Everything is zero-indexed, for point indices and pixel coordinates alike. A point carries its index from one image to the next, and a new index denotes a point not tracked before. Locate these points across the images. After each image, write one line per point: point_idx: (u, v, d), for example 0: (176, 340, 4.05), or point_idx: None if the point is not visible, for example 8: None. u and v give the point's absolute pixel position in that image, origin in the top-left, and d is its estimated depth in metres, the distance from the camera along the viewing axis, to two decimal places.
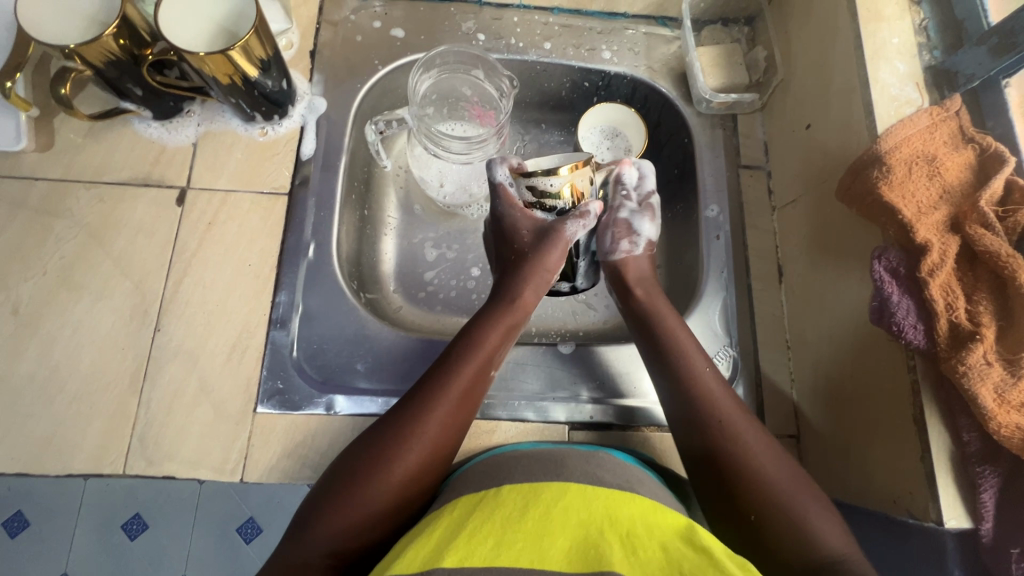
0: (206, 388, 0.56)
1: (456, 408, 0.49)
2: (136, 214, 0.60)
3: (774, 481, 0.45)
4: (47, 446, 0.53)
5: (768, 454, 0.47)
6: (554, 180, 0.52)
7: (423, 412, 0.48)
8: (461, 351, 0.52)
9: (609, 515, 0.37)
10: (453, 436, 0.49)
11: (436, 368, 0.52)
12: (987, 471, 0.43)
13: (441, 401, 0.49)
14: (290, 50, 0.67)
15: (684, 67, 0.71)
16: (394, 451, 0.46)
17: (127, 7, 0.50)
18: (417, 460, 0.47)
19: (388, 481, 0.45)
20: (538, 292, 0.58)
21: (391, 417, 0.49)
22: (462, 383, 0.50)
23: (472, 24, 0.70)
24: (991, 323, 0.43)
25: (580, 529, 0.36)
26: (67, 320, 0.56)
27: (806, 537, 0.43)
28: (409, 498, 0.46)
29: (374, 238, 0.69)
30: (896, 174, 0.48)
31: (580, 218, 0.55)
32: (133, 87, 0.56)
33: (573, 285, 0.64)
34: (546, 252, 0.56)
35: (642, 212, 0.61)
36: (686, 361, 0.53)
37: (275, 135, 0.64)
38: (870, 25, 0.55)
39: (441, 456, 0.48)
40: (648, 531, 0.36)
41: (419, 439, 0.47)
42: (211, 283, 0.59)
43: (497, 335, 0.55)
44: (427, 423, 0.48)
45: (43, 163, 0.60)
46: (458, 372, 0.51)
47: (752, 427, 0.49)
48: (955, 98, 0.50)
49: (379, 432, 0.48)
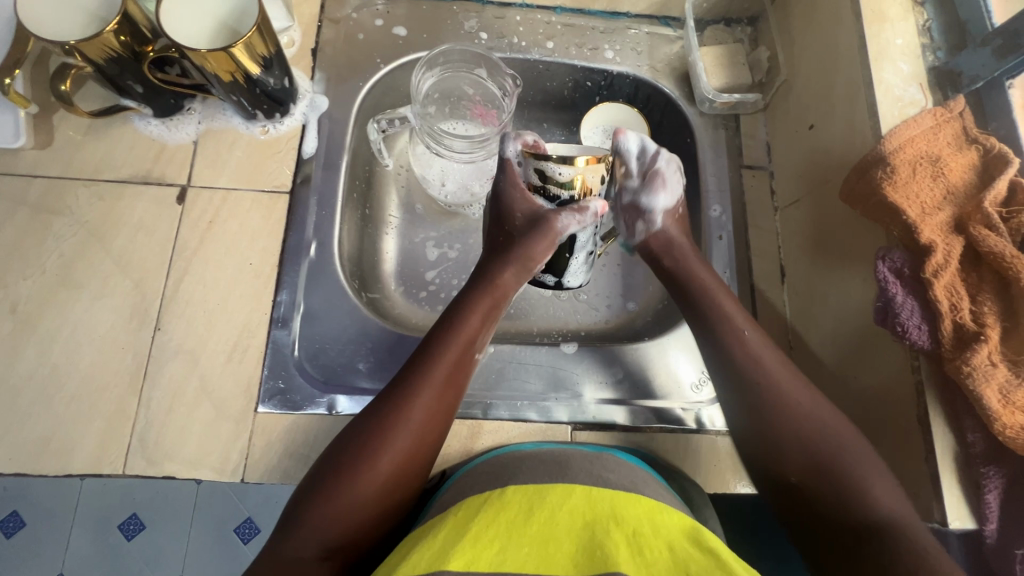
0: (207, 388, 0.55)
1: (440, 393, 0.49)
2: (136, 212, 0.59)
3: (826, 443, 0.46)
4: (45, 446, 0.52)
5: (824, 418, 0.48)
6: (563, 168, 0.50)
7: (407, 398, 0.48)
8: (442, 337, 0.52)
9: (613, 517, 0.37)
10: (439, 422, 0.49)
11: (418, 354, 0.51)
12: (991, 471, 0.43)
13: (424, 387, 0.49)
14: (291, 47, 0.67)
15: (687, 67, 0.71)
16: (380, 439, 0.46)
17: (128, 4, 0.50)
18: (403, 447, 0.46)
19: (375, 471, 0.45)
20: (522, 277, 0.57)
21: (377, 406, 0.48)
22: (445, 369, 0.50)
23: (475, 22, 0.70)
24: (995, 323, 0.43)
25: (585, 532, 0.36)
26: (66, 319, 0.56)
27: (860, 499, 0.43)
28: (397, 486, 0.46)
29: (375, 237, 0.69)
30: (899, 175, 0.48)
31: (575, 211, 0.52)
32: (133, 84, 0.56)
33: (559, 281, 0.59)
34: (535, 243, 0.54)
35: (646, 188, 0.58)
36: (734, 337, 0.52)
37: (276, 133, 0.63)
38: (874, 26, 0.55)
39: (427, 443, 0.48)
40: (654, 531, 0.36)
41: (405, 426, 0.47)
42: (211, 282, 0.58)
43: (477, 318, 0.54)
44: (412, 410, 0.47)
45: (42, 160, 0.59)
46: (439, 359, 0.51)
47: (807, 392, 0.49)
48: (958, 99, 0.50)
49: (365, 421, 0.47)
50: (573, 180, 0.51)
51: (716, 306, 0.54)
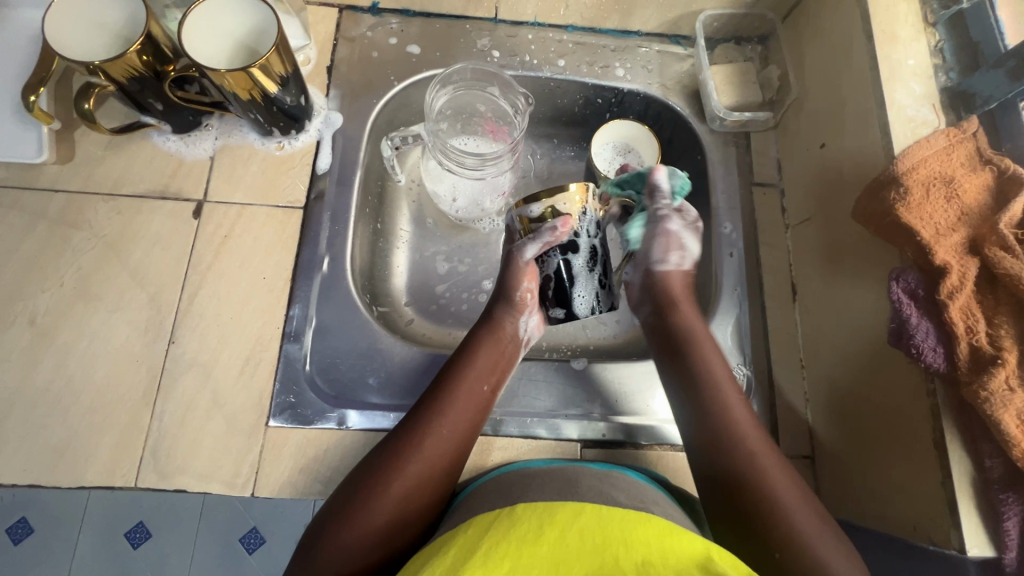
0: (219, 401, 0.56)
1: (451, 425, 0.50)
2: (153, 226, 0.60)
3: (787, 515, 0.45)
4: (59, 457, 0.53)
5: (788, 479, 0.47)
6: (535, 207, 0.50)
7: (418, 431, 0.49)
8: (451, 373, 0.53)
9: (625, 543, 0.37)
10: (450, 456, 0.49)
11: (430, 389, 0.53)
12: (1010, 498, 0.42)
13: (436, 419, 0.50)
14: (307, 65, 0.68)
15: (697, 85, 0.71)
16: (390, 470, 0.47)
17: (151, 25, 0.51)
18: (413, 478, 0.47)
19: (389, 497, 0.46)
20: (517, 313, 0.57)
21: (391, 437, 0.50)
22: (455, 401, 0.51)
23: (487, 41, 0.71)
24: (1013, 347, 0.42)
25: (595, 556, 0.36)
26: (83, 331, 0.57)
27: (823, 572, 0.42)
28: (408, 517, 0.46)
29: (387, 251, 0.69)
30: (913, 196, 0.48)
31: (532, 238, 0.52)
32: (153, 102, 0.57)
33: (570, 313, 0.53)
34: (515, 278, 0.55)
35: (690, 230, 0.59)
36: (712, 384, 0.53)
37: (291, 150, 0.64)
38: (885, 47, 0.55)
39: (438, 476, 0.48)
40: (666, 558, 0.36)
41: (416, 457, 0.48)
42: (226, 296, 0.59)
43: (485, 354, 0.55)
44: (422, 442, 0.49)
45: (63, 176, 0.60)
46: (449, 394, 0.52)
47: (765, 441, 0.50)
48: (971, 120, 0.50)
49: (379, 452, 0.49)
50: (546, 213, 0.50)
51: (705, 381, 0.53)
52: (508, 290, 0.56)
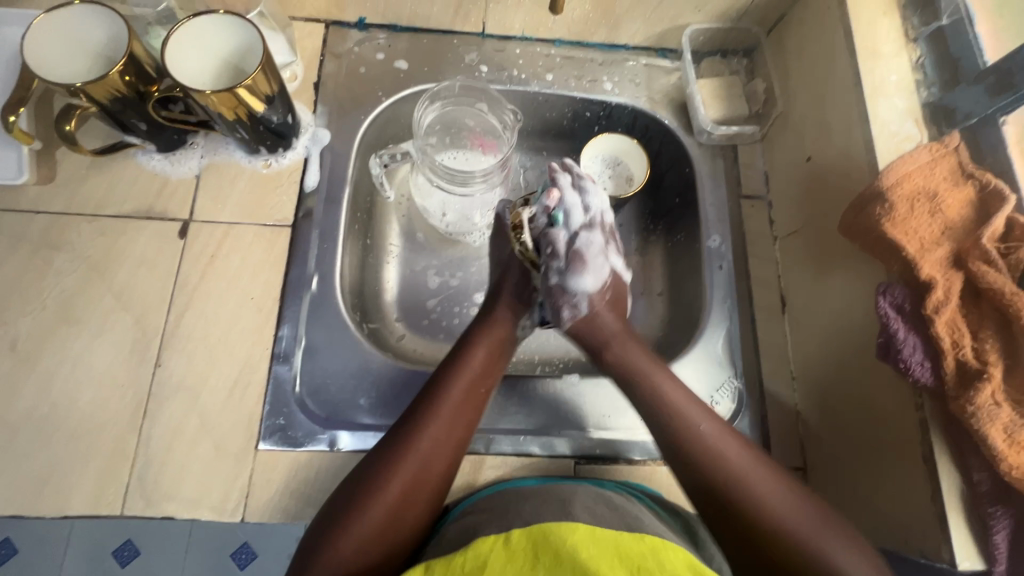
0: (207, 426, 0.55)
1: (447, 425, 0.50)
2: (138, 247, 0.59)
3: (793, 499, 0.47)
4: (42, 487, 0.52)
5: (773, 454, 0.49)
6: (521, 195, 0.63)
7: (417, 428, 0.49)
8: (450, 372, 0.53)
9: (618, 552, 0.38)
10: (449, 455, 0.49)
11: (428, 387, 0.52)
12: (999, 512, 0.43)
13: (432, 421, 0.49)
14: (294, 81, 0.67)
15: (684, 98, 0.72)
16: (387, 473, 0.47)
17: (133, 44, 0.51)
18: (410, 477, 0.47)
19: (385, 499, 0.46)
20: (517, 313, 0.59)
21: (388, 438, 0.49)
22: (454, 400, 0.51)
23: (475, 55, 0.71)
24: (998, 361, 0.43)
25: (590, 564, 0.36)
26: (66, 355, 0.55)
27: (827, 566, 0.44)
28: (402, 522, 0.46)
29: (377, 267, 0.69)
30: (898, 212, 0.48)
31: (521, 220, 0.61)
32: (137, 122, 0.56)
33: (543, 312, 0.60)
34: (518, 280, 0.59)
35: (571, 270, 0.55)
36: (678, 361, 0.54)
37: (278, 168, 0.64)
38: (868, 63, 0.56)
39: (435, 476, 0.48)
40: (660, 568, 0.37)
41: (412, 457, 0.48)
42: (212, 318, 0.58)
43: (482, 352, 0.55)
44: (420, 440, 0.48)
45: (43, 197, 0.59)
46: (448, 393, 0.51)
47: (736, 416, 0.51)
48: (953, 134, 0.51)
49: (377, 454, 0.48)
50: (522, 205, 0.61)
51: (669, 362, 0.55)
52: (512, 289, 0.59)
